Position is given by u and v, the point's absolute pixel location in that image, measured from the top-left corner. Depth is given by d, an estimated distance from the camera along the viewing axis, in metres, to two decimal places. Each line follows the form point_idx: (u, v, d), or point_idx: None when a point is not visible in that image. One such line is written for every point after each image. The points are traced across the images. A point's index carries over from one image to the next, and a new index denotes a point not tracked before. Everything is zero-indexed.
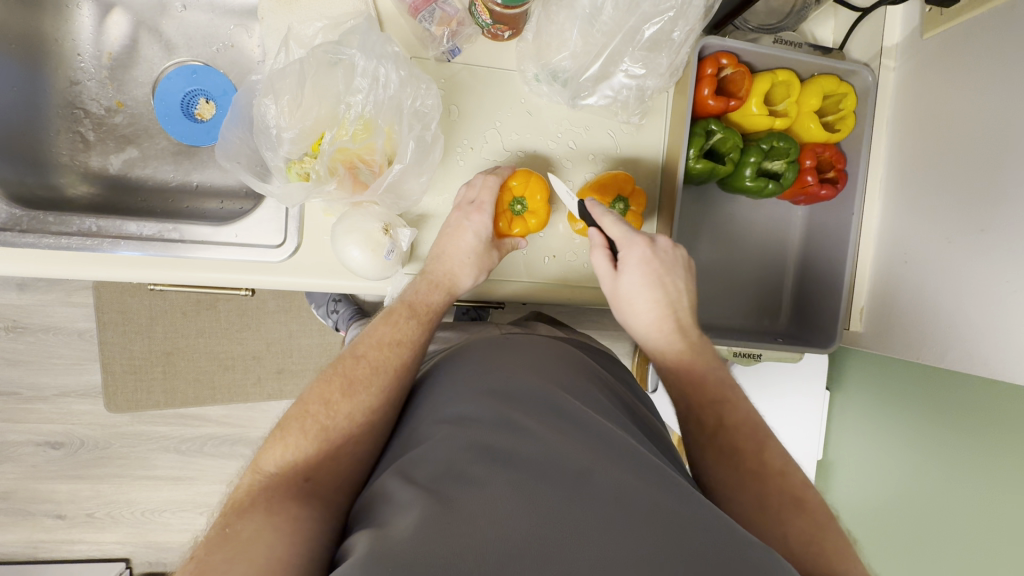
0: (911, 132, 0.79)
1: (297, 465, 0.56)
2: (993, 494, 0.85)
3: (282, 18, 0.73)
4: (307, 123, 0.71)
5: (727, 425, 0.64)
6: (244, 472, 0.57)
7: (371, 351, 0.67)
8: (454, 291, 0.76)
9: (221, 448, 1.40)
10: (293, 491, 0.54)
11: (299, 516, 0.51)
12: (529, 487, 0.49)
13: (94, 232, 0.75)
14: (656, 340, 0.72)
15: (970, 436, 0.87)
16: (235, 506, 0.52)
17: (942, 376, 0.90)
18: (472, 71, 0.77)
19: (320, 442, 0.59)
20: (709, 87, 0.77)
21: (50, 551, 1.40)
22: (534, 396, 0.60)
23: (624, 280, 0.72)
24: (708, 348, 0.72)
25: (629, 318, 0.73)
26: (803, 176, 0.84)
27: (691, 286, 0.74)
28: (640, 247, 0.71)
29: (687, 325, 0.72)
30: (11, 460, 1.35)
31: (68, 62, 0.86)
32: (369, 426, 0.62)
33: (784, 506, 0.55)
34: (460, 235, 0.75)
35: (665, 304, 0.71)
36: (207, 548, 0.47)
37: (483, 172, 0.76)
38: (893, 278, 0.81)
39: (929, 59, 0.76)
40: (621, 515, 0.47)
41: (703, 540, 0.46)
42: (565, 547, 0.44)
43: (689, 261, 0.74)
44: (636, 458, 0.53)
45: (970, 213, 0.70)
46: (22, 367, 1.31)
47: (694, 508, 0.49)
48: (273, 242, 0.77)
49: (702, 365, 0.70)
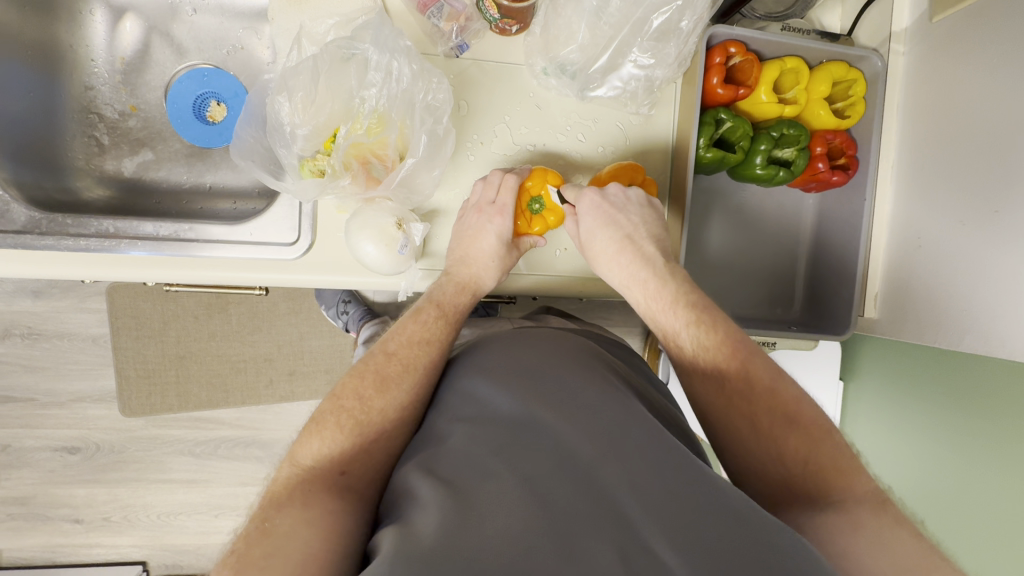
0: (923, 116, 0.79)
1: (332, 458, 0.57)
2: (1003, 456, 0.84)
3: (292, 18, 0.74)
4: (320, 120, 0.72)
5: (708, 354, 0.63)
6: (280, 464, 0.58)
7: (402, 348, 0.67)
8: (478, 293, 0.77)
9: (235, 450, 1.41)
10: (330, 484, 0.54)
11: (336, 510, 0.52)
12: (540, 485, 0.49)
13: (111, 233, 0.76)
14: (625, 279, 0.73)
15: (978, 402, 0.87)
16: (273, 500, 0.52)
17: (959, 358, 0.89)
18: (481, 67, 0.78)
19: (355, 436, 0.59)
20: (717, 76, 0.77)
21: (67, 556, 1.41)
22: (553, 388, 0.60)
23: (583, 229, 0.75)
24: (682, 278, 0.71)
25: (607, 271, 0.74)
26: (813, 163, 0.84)
27: (653, 223, 0.75)
28: (592, 196, 0.74)
29: (652, 256, 0.72)
30: (29, 466, 1.37)
31: (83, 68, 0.87)
32: (400, 419, 0.63)
33: (779, 432, 0.56)
34: (482, 237, 0.76)
35: (624, 240, 0.73)
36: (246, 543, 0.48)
37: (502, 170, 0.76)
38: (907, 262, 0.81)
39: (939, 43, 0.76)
40: (634, 511, 0.47)
41: (731, 530, 0.45)
42: (577, 545, 0.44)
43: (645, 199, 0.75)
44: (660, 447, 0.53)
45: (987, 194, 0.70)
46: (39, 373, 1.32)
47: (718, 496, 0.49)
48: (288, 239, 0.78)
49: (672, 297, 0.69)
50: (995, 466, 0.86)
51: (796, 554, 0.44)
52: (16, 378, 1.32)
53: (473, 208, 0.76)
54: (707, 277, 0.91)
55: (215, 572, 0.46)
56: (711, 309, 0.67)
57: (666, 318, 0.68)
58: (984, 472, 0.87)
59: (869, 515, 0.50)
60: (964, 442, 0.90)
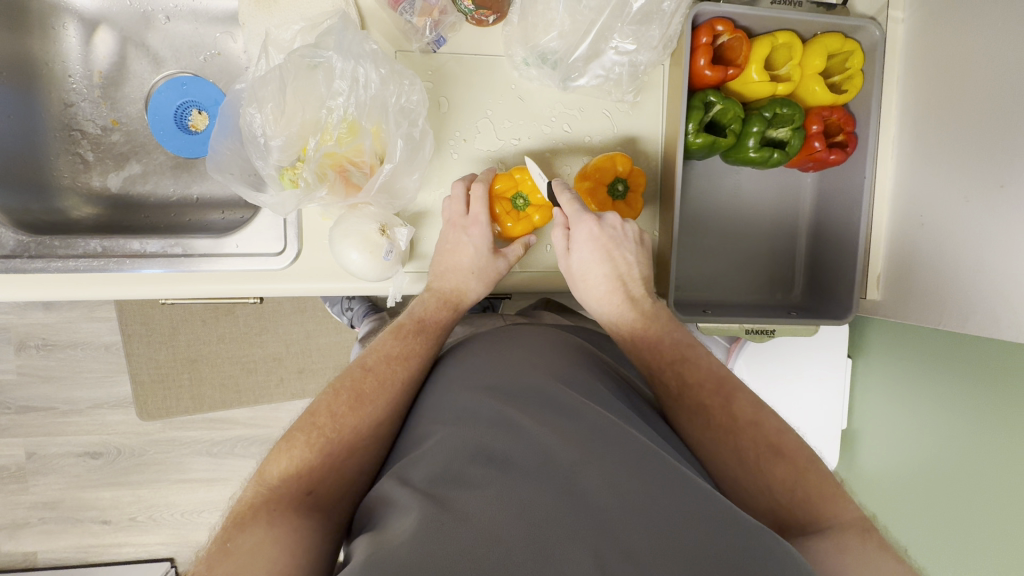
0: (924, 86, 0.75)
1: (298, 476, 0.55)
2: (1002, 430, 0.84)
3: (261, 23, 0.72)
4: (293, 130, 0.69)
5: (656, 362, 0.67)
6: (248, 480, 0.56)
7: (379, 364, 0.67)
8: (461, 307, 0.77)
9: (251, 448, 1.44)
10: (294, 504, 0.53)
11: (299, 532, 0.51)
12: (520, 493, 0.48)
13: (99, 252, 0.76)
14: (611, 314, 0.72)
15: (974, 379, 0.87)
16: (236, 518, 0.51)
17: (986, 342, 0.85)
18: (459, 60, 0.75)
19: (324, 454, 0.58)
20: (704, 57, 0.74)
21: (99, 555, 1.45)
22: (537, 395, 0.59)
23: (575, 259, 0.73)
24: (666, 318, 0.72)
25: (585, 297, 0.75)
26: (809, 142, 0.80)
27: (645, 260, 0.74)
28: (590, 225, 0.71)
29: (639, 298, 0.73)
30: (55, 471, 1.40)
31: (60, 84, 0.87)
32: (373, 439, 0.61)
33: (716, 419, 0.60)
34: (460, 251, 0.76)
35: (617, 280, 0.72)
36: (208, 564, 0.47)
37: (462, 180, 0.75)
38: (910, 240, 0.78)
39: (942, 6, 0.72)
40: (613, 521, 0.46)
41: (709, 535, 0.45)
42: (557, 555, 0.43)
43: (639, 234, 0.74)
44: (639, 449, 0.52)
45: (991, 166, 0.67)
46: (56, 383, 1.35)
47: (694, 507, 0.47)
48: (274, 249, 0.77)
49: (658, 334, 0.70)
50: (1010, 458, 0.83)
51: (768, 559, 0.43)
52: (34, 388, 1.35)
53: (447, 225, 0.76)
54: (701, 265, 0.89)
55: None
56: (692, 348, 0.68)
57: (649, 355, 0.68)
58: (988, 451, 0.86)
59: None
60: (962, 419, 0.90)
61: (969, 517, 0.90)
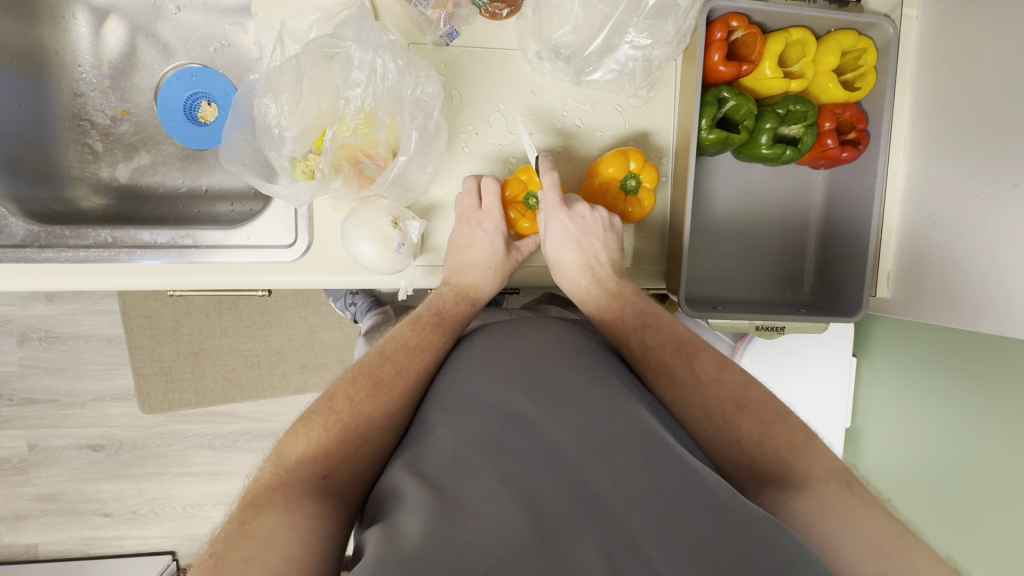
0: (937, 85, 0.75)
1: (314, 459, 0.55)
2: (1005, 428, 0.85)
3: (274, 14, 0.72)
4: (308, 121, 0.69)
5: (622, 331, 0.71)
6: (264, 460, 0.56)
7: (397, 353, 0.67)
8: (479, 301, 0.78)
9: (253, 442, 1.43)
10: (310, 487, 0.53)
11: (314, 516, 0.51)
12: (524, 482, 0.48)
13: (110, 243, 0.75)
14: (579, 296, 0.76)
15: (976, 376, 0.88)
16: (252, 499, 0.51)
17: (989, 339, 0.86)
18: (472, 54, 0.75)
19: (340, 439, 0.58)
20: (719, 52, 0.73)
21: (99, 548, 1.45)
22: (542, 386, 0.59)
23: (547, 245, 0.76)
24: (630, 293, 0.74)
25: (559, 279, 0.79)
26: (821, 139, 0.79)
27: (615, 244, 0.76)
28: (558, 217, 0.74)
29: (605, 279, 0.75)
30: (57, 464, 1.40)
31: (70, 74, 0.86)
32: (388, 426, 0.61)
33: (680, 376, 0.63)
34: (476, 245, 0.77)
35: (585, 265, 0.75)
36: (224, 546, 0.47)
37: (473, 176, 0.76)
38: (922, 239, 0.78)
39: (957, 5, 0.72)
40: (618, 510, 0.46)
41: (719, 522, 0.44)
42: (561, 543, 0.43)
43: (609, 221, 0.75)
44: (647, 440, 0.52)
45: (1005, 165, 0.67)
46: (59, 375, 1.35)
47: (705, 497, 0.46)
48: (284, 241, 0.77)
49: (621, 308, 0.72)
50: (1015, 454, 0.83)
51: (784, 552, 0.43)
52: (37, 380, 1.35)
53: (460, 219, 0.76)
54: (711, 262, 0.89)
55: (192, 572, 0.46)
56: (651, 318, 0.70)
57: (611, 327, 0.72)
58: (992, 448, 0.87)
59: (864, 510, 0.50)
60: (965, 415, 0.90)
61: (975, 513, 0.90)
